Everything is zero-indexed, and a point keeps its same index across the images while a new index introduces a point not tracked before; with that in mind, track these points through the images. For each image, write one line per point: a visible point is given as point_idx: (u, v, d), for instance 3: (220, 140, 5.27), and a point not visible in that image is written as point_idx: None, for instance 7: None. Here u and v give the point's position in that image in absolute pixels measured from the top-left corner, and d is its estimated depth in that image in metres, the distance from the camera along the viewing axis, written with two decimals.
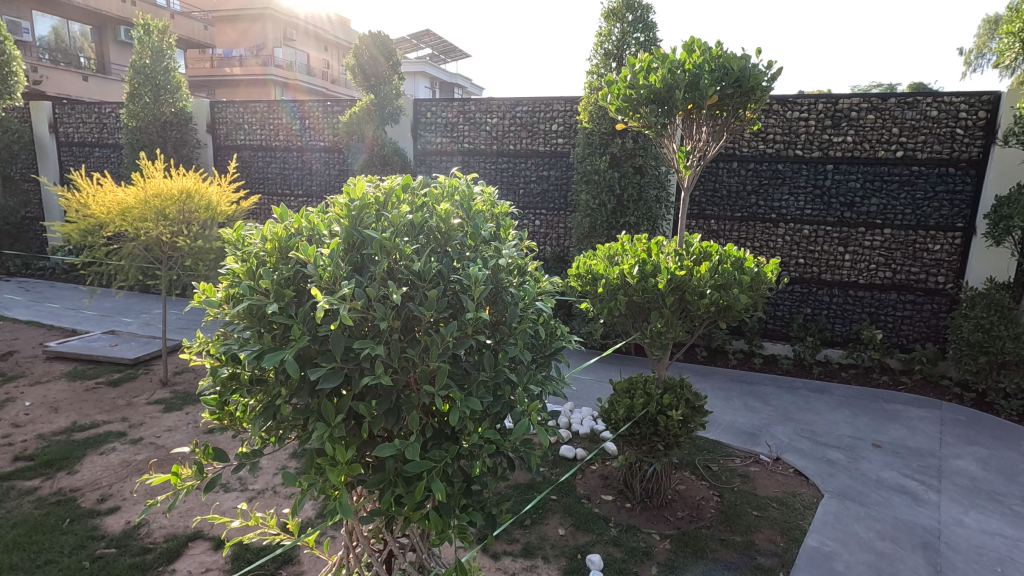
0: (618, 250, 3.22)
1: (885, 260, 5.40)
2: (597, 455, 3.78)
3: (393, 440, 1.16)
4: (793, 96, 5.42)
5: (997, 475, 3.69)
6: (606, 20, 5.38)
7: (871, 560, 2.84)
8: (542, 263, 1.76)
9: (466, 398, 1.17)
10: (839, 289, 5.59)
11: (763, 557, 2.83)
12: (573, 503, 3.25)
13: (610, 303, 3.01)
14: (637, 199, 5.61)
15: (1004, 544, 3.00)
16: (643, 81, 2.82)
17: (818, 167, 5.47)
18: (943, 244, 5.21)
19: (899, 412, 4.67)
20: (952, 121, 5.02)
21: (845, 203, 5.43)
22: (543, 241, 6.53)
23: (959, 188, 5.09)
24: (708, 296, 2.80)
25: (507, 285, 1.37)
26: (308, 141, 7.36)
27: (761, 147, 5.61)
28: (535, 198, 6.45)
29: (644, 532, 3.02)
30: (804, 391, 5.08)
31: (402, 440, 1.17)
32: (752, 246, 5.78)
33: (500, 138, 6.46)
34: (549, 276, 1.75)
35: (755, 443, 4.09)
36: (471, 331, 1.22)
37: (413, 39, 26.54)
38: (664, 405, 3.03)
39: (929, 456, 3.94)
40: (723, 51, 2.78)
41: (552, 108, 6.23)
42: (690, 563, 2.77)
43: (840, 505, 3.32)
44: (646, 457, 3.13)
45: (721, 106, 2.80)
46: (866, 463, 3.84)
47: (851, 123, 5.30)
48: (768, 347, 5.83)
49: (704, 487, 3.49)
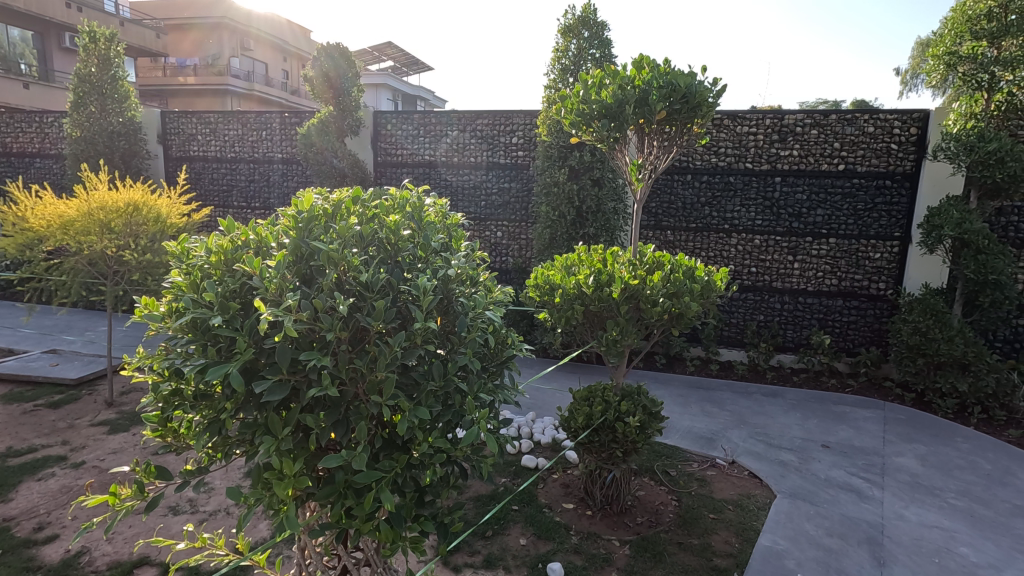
0: (574, 260, 3.29)
1: (831, 268, 5.65)
2: (559, 464, 3.81)
3: (340, 452, 1.15)
4: (741, 112, 5.66)
5: (935, 471, 3.89)
6: (563, 37, 5.51)
7: (820, 557, 2.95)
8: (494, 274, 1.79)
9: (415, 407, 1.18)
10: (789, 296, 5.83)
11: (719, 559, 2.91)
12: (534, 513, 3.26)
13: (568, 313, 3.07)
14: (596, 210, 5.73)
15: (941, 536, 3.17)
16: (595, 96, 2.90)
17: (766, 179, 5.71)
18: (882, 253, 5.50)
19: (846, 413, 4.88)
20: (888, 136, 5.33)
21: (793, 214, 5.68)
22: (505, 253, 6.58)
23: (896, 200, 5.39)
24: (661, 304, 2.89)
25: (457, 295, 1.39)
26: (266, 153, 7.23)
27: (713, 160, 5.82)
28: (497, 210, 6.51)
29: (604, 539, 3.05)
30: (758, 396, 5.26)
31: (350, 451, 1.16)
32: (707, 255, 5.98)
33: (461, 151, 6.50)
34: (501, 286, 1.77)
35: (711, 447, 4.20)
36: (420, 341, 1.23)
37: (375, 52, 26.57)
38: (622, 412, 3.09)
39: (874, 455, 4.13)
40: (671, 69, 2.88)
41: (512, 121, 6.31)
42: (649, 569, 2.81)
43: (792, 505, 3.44)
44: (605, 464, 3.17)
45: (669, 121, 2.90)
46: (815, 463, 3.99)
47: (796, 137, 5.57)
48: (724, 354, 6.03)
49: (663, 492, 3.56)
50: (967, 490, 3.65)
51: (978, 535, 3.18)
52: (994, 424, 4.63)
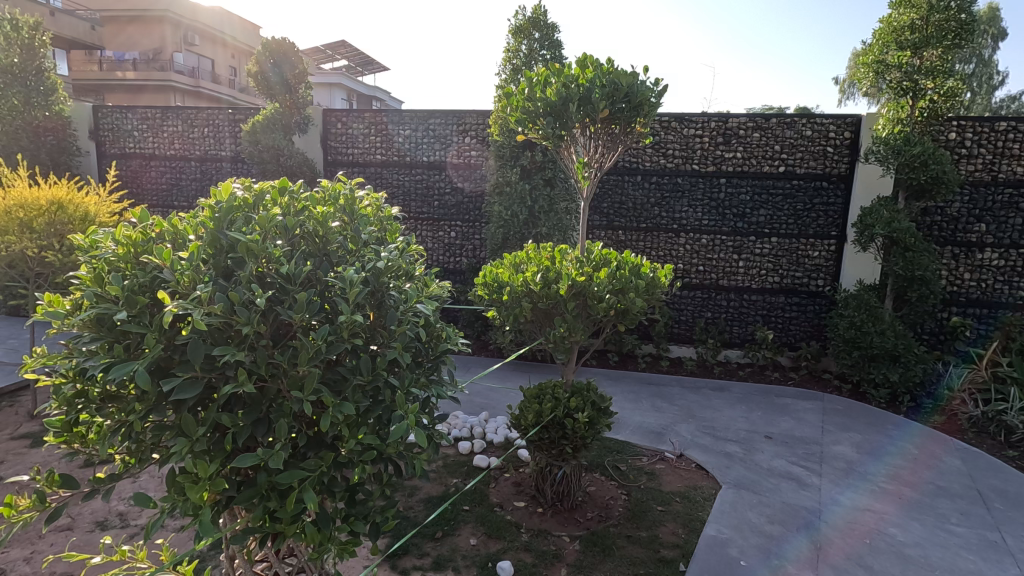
0: (523, 258, 3.29)
1: (774, 266, 5.87)
2: (511, 463, 3.81)
3: (257, 450, 1.10)
4: (688, 115, 5.81)
5: (868, 457, 4.09)
6: (514, 37, 5.53)
7: (761, 543, 3.04)
8: (432, 269, 1.77)
9: (339, 403, 1.15)
10: (735, 294, 6.02)
11: (665, 550, 2.96)
12: (485, 513, 3.24)
13: (516, 310, 3.07)
14: (548, 210, 5.76)
15: (873, 518, 3.33)
16: (540, 94, 2.91)
17: (712, 181, 5.88)
18: (821, 251, 5.75)
19: (788, 405, 5.07)
20: (824, 140, 5.58)
21: (738, 214, 5.87)
22: (458, 253, 6.54)
23: (832, 201, 5.66)
24: (607, 300, 2.93)
25: (389, 288, 1.36)
26: (208, 151, 6.95)
27: (662, 162, 5.96)
28: (450, 210, 6.48)
29: (554, 536, 3.06)
30: (706, 390, 5.40)
31: (267, 450, 1.11)
32: (656, 255, 6.12)
33: (413, 150, 6.44)
34: (439, 281, 1.75)
35: (660, 441, 4.29)
36: (346, 335, 1.19)
37: (328, 50, 26.06)
38: (571, 408, 3.11)
39: (813, 444, 4.30)
40: (614, 69, 2.92)
41: (464, 121, 6.27)
42: (598, 563, 2.84)
43: (736, 495, 3.54)
44: (555, 460, 3.18)
45: (613, 119, 2.94)
46: (758, 454, 4.13)
47: (740, 140, 5.76)
48: (674, 350, 6.17)
49: (613, 486, 3.60)
50: (896, 474, 3.85)
51: (906, 516, 3.35)
52: (922, 411, 4.91)
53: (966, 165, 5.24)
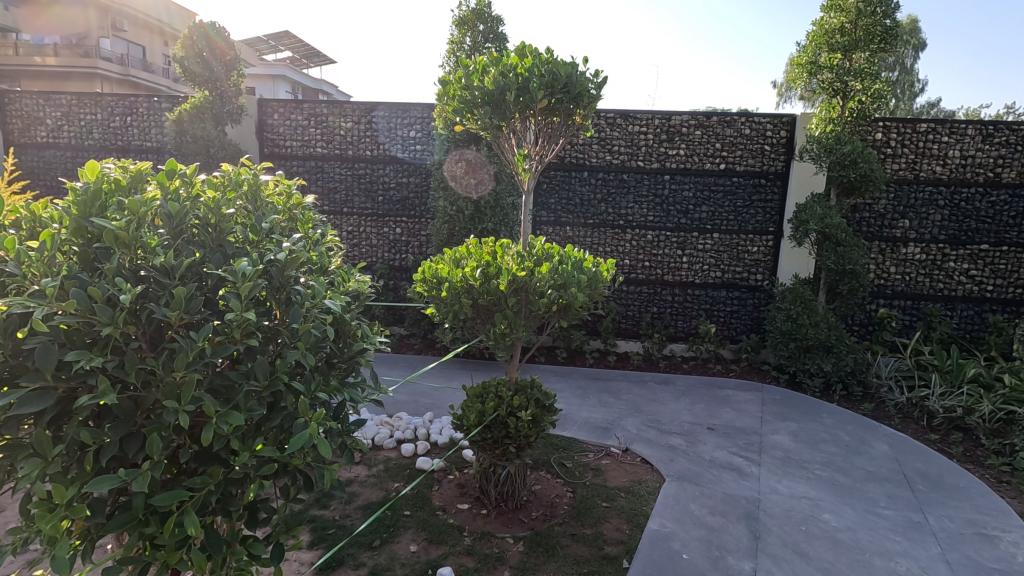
0: (464, 253, 3.19)
1: (716, 261, 6.00)
2: (455, 464, 3.71)
3: (120, 472, 1.10)
4: (633, 111, 5.84)
5: (804, 445, 4.22)
6: (458, 29, 5.41)
7: (703, 535, 3.07)
8: (348, 260, 1.84)
9: (226, 412, 1.15)
10: (680, 288, 6.12)
11: (610, 546, 2.93)
12: (426, 517, 3.12)
13: (455, 307, 2.95)
14: (494, 205, 5.68)
15: (809, 505, 3.42)
16: (477, 83, 2.81)
17: (657, 177, 5.94)
18: (759, 246, 5.91)
19: (730, 396, 5.18)
20: (762, 138, 5.74)
21: (681, 210, 5.96)
22: (404, 250, 6.35)
23: (770, 197, 5.82)
24: (548, 295, 2.86)
25: (293, 283, 1.36)
26: (132, 141, 6.48)
27: (608, 158, 5.98)
28: (395, 206, 6.29)
29: (498, 538, 2.98)
30: (651, 384, 5.46)
31: (132, 471, 1.11)
32: (604, 251, 6.14)
33: (355, 143, 6.22)
34: (358, 273, 1.80)
35: (606, 436, 4.28)
36: (238, 336, 1.20)
37: (271, 40, 25.04)
38: (514, 406, 3.03)
39: (752, 434, 4.40)
40: (553, 59, 2.86)
41: (408, 113, 6.08)
42: (541, 563, 2.78)
43: (679, 487, 3.57)
44: (499, 460, 3.09)
45: (553, 110, 2.89)
46: (701, 445, 4.18)
47: (683, 137, 5.84)
48: (622, 345, 6.22)
49: (559, 484, 3.56)
50: (830, 461, 3.99)
51: (838, 502, 3.47)
52: (853, 399, 5.11)
53: (891, 164, 5.51)
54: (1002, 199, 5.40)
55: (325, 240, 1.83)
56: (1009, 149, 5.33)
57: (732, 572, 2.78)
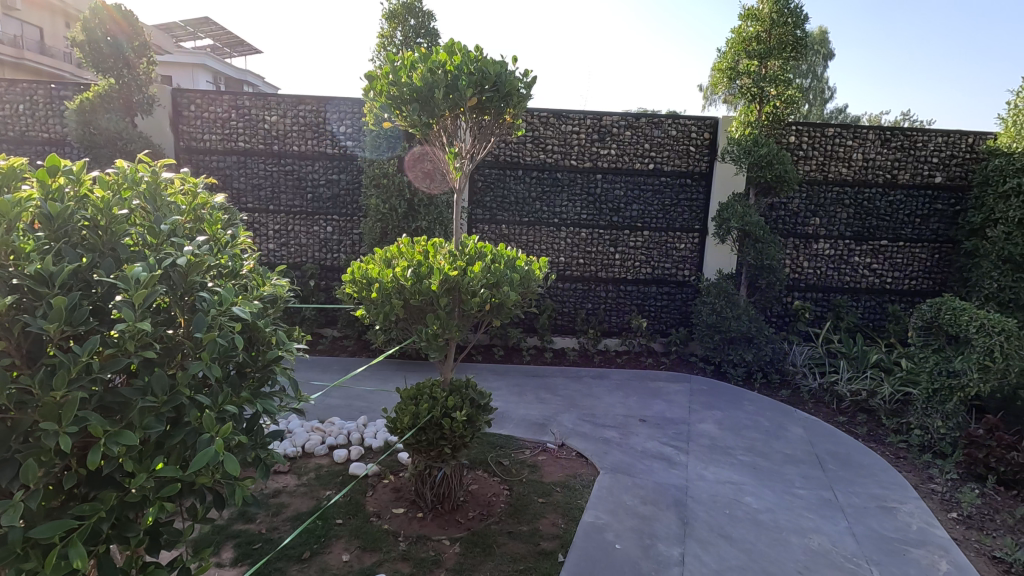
0: (395, 253, 3.12)
1: (646, 257, 6.20)
2: (390, 469, 3.63)
3: None
4: (565, 111, 5.92)
5: (728, 432, 4.44)
6: (388, 22, 5.29)
7: (635, 525, 3.16)
8: (261, 263, 1.80)
9: (118, 432, 1.09)
10: (613, 285, 6.28)
11: (546, 542, 2.97)
12: (360, 525, 3.03)
13: (386, 309, 2.88)
14: (428, 203, 5.62)
15: (732, 489, 3.60)
16: (404, 79, 2.75)
17: (589, 176, 6.06)
18: (686, 243, 6.16)
19: (661, 388, 5.38)
20: (687, 140, 5.98)
21: (613, 209, 6.11)
22: (335, 250, 6.15)
23: (695, 196, 6.08)
24: (480, 295, 2.85)
25: (198, 288, 1.32)
26: (25, 132, 5.88)
27: (542, 157, 6.03)
28: (325, 203, 6.08)
29: (434, 541, 2.94)
30: (586, 378, 5.58)
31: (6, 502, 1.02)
32: (539, 248, 6.20)
33: (281, 139, 5.96)
34: (272, 277, 1.78)
35: (543, 432, 4.33)
36: (133, 349, 1.15)
37: (189, 27, 23.57)
38: (449, 407, 3.00)
39: (681, 424, 4.58)
40: (482, 57, 2.85)
41: (337, 108, 5.90)
42: (479, 564, 2.77)
43: (613, 479, 3.66)
44: (434, 462, 3.05)
45: (483, 108, 2.88)
46: (633, 437, 4.31)
47: (613, 138, 5.98)
48: (558, 342, 6.32)
49: (495, 483, 3.56)
50: (751, 446, 4.22)
51: (759, 485, 3.67)
52: (772, 386, 5.44)
53: (804, 165, 5.89)
54: (898, 199, 5.90)
55: (233, 245, 1.76)
56: (904, 153, 5.82)
57: (663, 558, 2.88)
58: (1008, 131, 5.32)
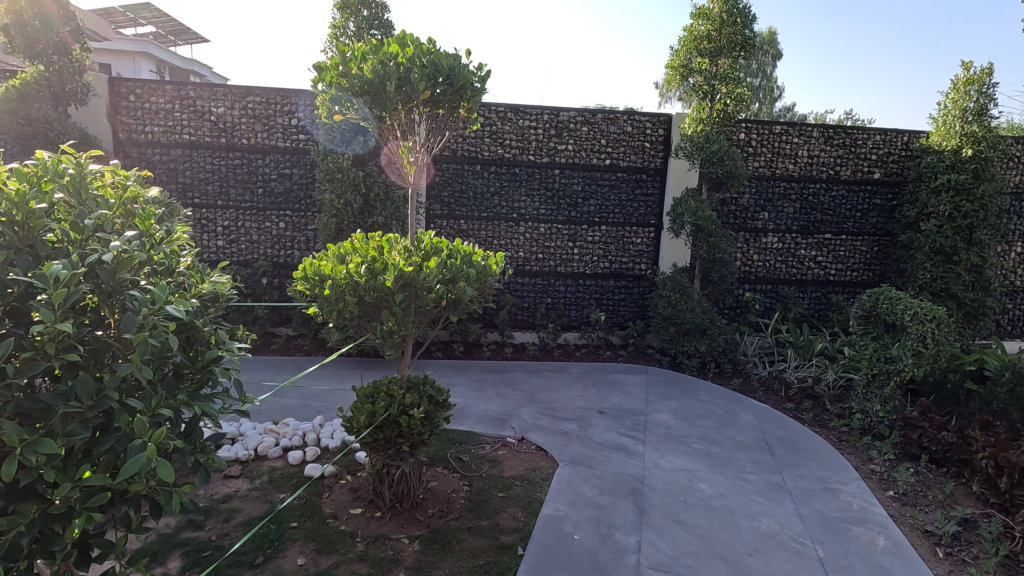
0: (349, 249, 3.06)
1: (604, 252, 6.28)
2: (346, 469, 3.56)
3: None
4: (522, 106, 5.93)
5: (683, 421, 4.56)
6: (340, 13, 5.16)
7: (593, 515, 3.21)
8: (198, 259, 1.78)
9: (38, 440, 1.07)
10: (572, 279, 6.34)
11: (505, 536, 2.98)
12: (316, 527, 2.97)
13: (339, 306, 2.81)
14: (384, 198, 5.52)
15: (687, 477, 3.70)
16: (355, 70, 2.69)
17: (547, 172, 6.09)
18: (642, 238, 6.28)
19: (619, 380, 5.48)
20: (642, 136, 6.08)
21: (571, 204, 6.16)
22: (289, 246, 5.98)
23: (651, 192, 6.19)
24: (437, 290, 2.82)
25: (128, 285, 1.30)
26: None
27: (500, 152, 6.02)
28: (277, 198, 5.89)
29: (393, 540, 2.90)
30: (546, 372, 5.63)
31: None
32: (498, 244, 6.19)
33: (229, 131, 5.74)
34: (210, 272, 1.76)
35: (503, 427, 4.34)
36: (54, 351, 1.12)
37: (129, 13, 22.38)
38: (406, 405, 2.97)
39: (638, 414, 4.68)
40: (435, 50, 2.82)
41: (289, 100, 5.73)
42: (438, 561, 2.75)
43: (572, 471, 3.70)
44: (392, 460, 3.01)
45: (436, 102, 2.85)
46: (592, 429, 4.37)
47: (571, 133, 6.03)
48: (518, 336, 6.34)
49: (455, 479, 3.55)
50: (705, 434, 4.35)
51: (712, 471, 3.79)
52: (725, 375, 5.61)
53: (753, 161, 6.08)
54: (841, 194, 6.17)
55: (168, 240, 1.70)
56: (845, 150, 6.09)
57: (620, 547, 2.93)
58: (938, 130, 5.64)
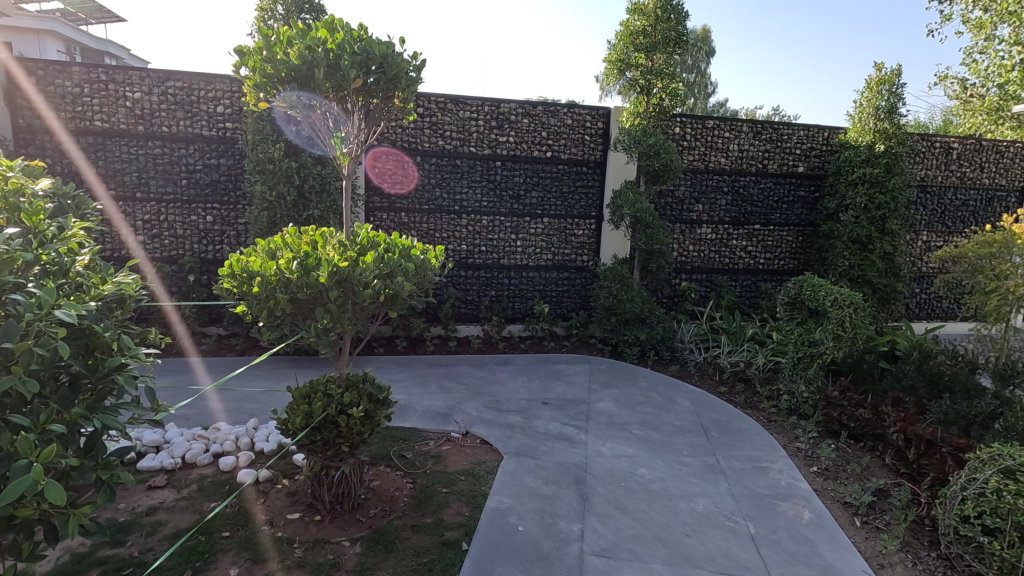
0: (279, 244, 2.92)
1: (546, 244, 6.32)
2: (283, 472, 3.43)
3: None
4: (463, 97, 5.85)
5: (624, 409, 4.67)
6: None
7: (538, 506, 3.24)
8: (98, 255, 1.72)
9: None
10: (515, 272, 6.34)
11: (450, 532, 2.95)
12: (250, 535, 2.83)
13: (269, 304, 2.67)
14: (320, 190, 5.32)
15: (628, 462, 3.80)
16: (280, 56, 2.56)
17: (488, 164, 6.06)
18: (584, 229, 6.36)
19: (562, 370, 5.55)
20: (582, 129, 6.15)
21: (513, 196, 6.16)
22: (217, 241, 5.66)
23: (591, 184, 6.28)
24: (374, 286, 2.74)
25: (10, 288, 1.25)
26: None
27: (440, 143, 5.92)
28: (203, 190, 5.56)
29: (333, 543, 2.82)
30: (490, 365, 5.62)
31: None
32: (440, 236, 6.10)
33: (147, 118, 5.35)
34: (114, 269, 1.70)
35: (447, 422, 4.30)
36: None
37: None
38: (345, 404, 2.87)
39: (581, 404, 4.76)
40: (366, 36, 2.72)
41: (214, 86, 5.41)
42: (381, 562, 2.69)
43: (516, 463, 3.71)
44: (331, 462, 2.92)
45: (369, 91, 2.77)
46: (536, 420, 4.40)
47: (511, 125, 6.01)
48: (462, 330, 6.30)
49: (398, 477, 3.48)
50: (645, 420, 4.47)
51: (651, 456, 3.90)
52: (663, 362, 5.80)
53: (688, 155, 6.27)
54: (769, 186, 6.47)
55: (62, 237, 1.58)
56: (772, 145, 6.38)
57: (563, 536, 2.97)
58: (855, 127, 6.01)
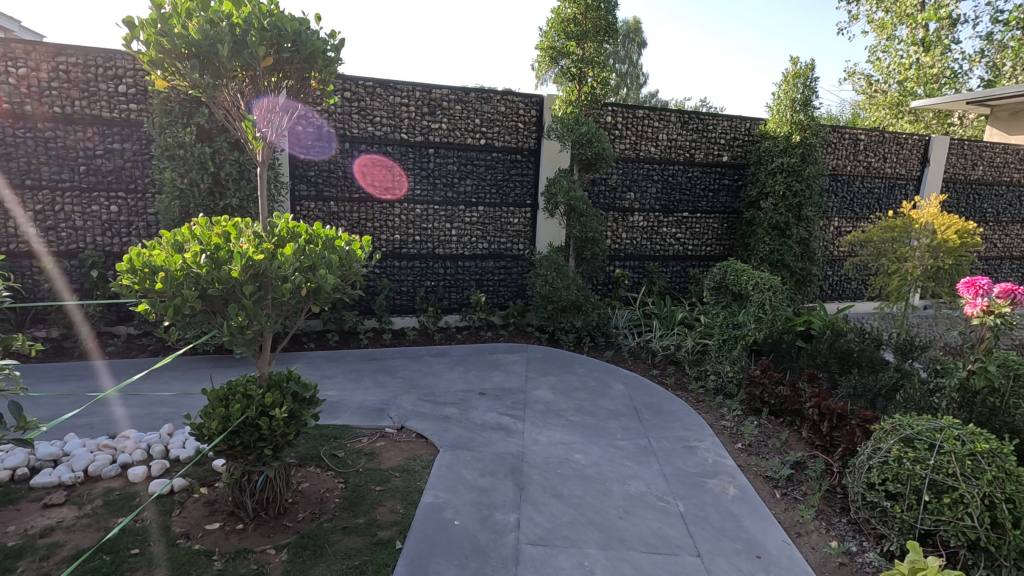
0: (187, 236, 2.69)
1: (481, 232, 6.25)
2: (201, 481, 3.21)
3: None
4: (392, 82, 5.65)
5: (561, 396, 4.71)
6: None
7: (474, 498, 3.20)
8: None
9: None
10: (450, 261, 6.25)
11: (383, 531, 2.86)
12: (162, 552, 2.62)
13: (175, 302, 2.46)
14: (238, 177, 4.99)
15: (564, 449, 3.83)
16: (177, 29, 2.34)
17: (420, 151, 5.90)
18: (519, 218, 6.34)
19: (499, 359, 5.53)
20: (515, 116, 6.10)
21: (447, 184, 6.04)
22: (123, 233, 5.21)
23: (526, 172, 6.25)
24: (293, 279, 2.58)
25: None
26: None
27: (370, 129, 5.70)
28: (105, 177, 5.09)
29: (257, 553, 2.67)
30: (427, 357, 5.51)
31: None
32: (372, 226, 5.90)
33: (35, 97, 4.81)
34: None
35: (381, 418, 4.17)
36: None
37: None
38: (266, 405, 2.70)
39: (519, 393, 4.76)
40: (277, 11, 2.53)
41: (114, 64, 4.94)
42: (309, 568, 2.57)
43: (453, 456, 3.66)
44: (253, 467, 2.75)
45: (281, 70, 2.58)
46: (473, 411, 4.36)
47: (444, 111, 5.87)
48: (397, 322, 6.14)
49: (328, 477, 3.34)
50: (581, 406, 4.53)
51: (587, 441, 3.95)
52: (598, 348, 5.90)
53: (620, 144, 6.36)
54: (696, 175, 6.69)
55: None
56: (699, 135, 6.58)
57: (499, 527, 2.95)
58: (773, 118, 6.30)
